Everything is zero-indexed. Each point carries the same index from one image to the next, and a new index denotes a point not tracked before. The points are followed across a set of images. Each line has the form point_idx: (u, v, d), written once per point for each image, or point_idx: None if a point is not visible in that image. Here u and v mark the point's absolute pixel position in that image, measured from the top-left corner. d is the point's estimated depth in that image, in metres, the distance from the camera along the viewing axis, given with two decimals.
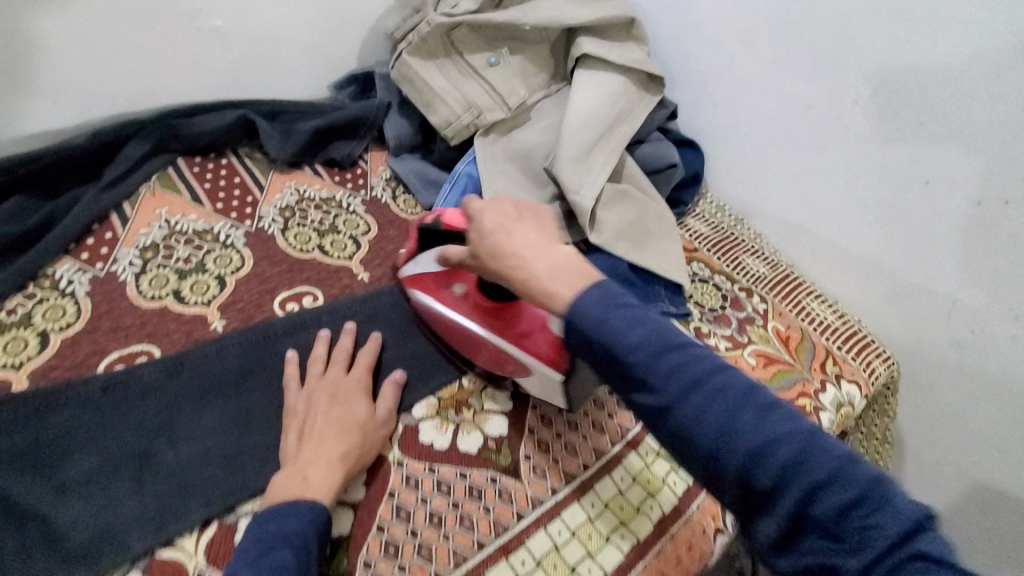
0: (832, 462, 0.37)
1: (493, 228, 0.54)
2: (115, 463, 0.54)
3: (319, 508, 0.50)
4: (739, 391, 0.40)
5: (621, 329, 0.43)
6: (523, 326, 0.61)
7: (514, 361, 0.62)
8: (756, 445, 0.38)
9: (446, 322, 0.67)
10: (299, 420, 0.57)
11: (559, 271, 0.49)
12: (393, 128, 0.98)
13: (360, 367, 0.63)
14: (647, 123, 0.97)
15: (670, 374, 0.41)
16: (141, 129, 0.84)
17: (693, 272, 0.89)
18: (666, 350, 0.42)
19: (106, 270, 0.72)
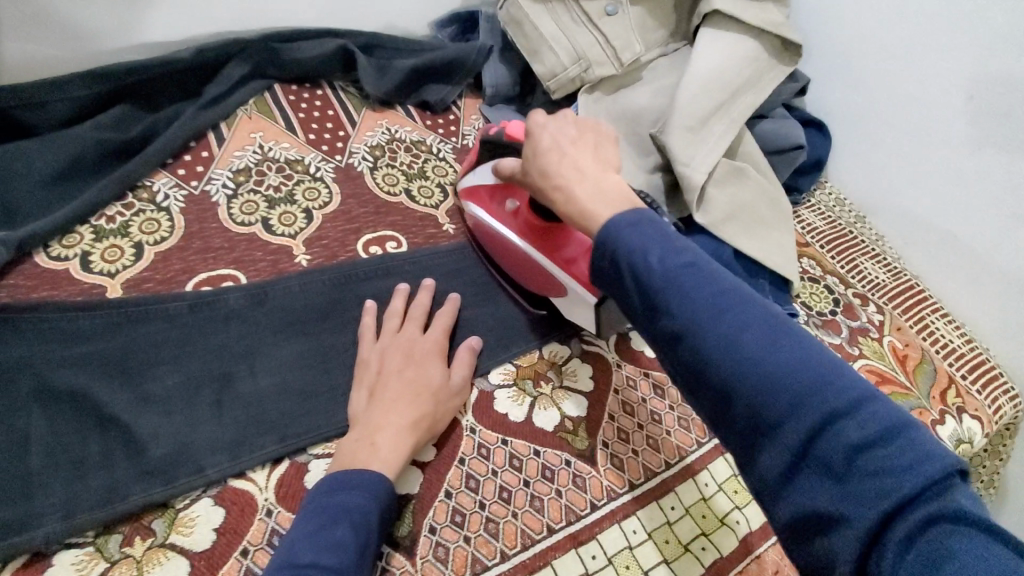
0: (874, 416, 0.33)
1: (548, 145, 0.53)
2: (197, 384, 0.54)
3: (386, 482, 0.47)
4: (780, 334, 0.37)
5: (659, 257, 0.40)
6: (568, 251, 0.59)
7: (556, 284, 0.62)
8: (773, 372, 0.35)
9: (491, 234, 0.66)
10: (372, 374, 0.55)
11: (604, 197, 0.47)
12: (492, 75, 0.93)
13: (438, 328, 0.59)
14: (772, 98, 0.87)
15: (692, 298, 0.38)
16: (244, 50, 0.83)
17: (803, 268, 0.80)
18: (700, 278, 0.39)
19: (200, 189, 0.71)
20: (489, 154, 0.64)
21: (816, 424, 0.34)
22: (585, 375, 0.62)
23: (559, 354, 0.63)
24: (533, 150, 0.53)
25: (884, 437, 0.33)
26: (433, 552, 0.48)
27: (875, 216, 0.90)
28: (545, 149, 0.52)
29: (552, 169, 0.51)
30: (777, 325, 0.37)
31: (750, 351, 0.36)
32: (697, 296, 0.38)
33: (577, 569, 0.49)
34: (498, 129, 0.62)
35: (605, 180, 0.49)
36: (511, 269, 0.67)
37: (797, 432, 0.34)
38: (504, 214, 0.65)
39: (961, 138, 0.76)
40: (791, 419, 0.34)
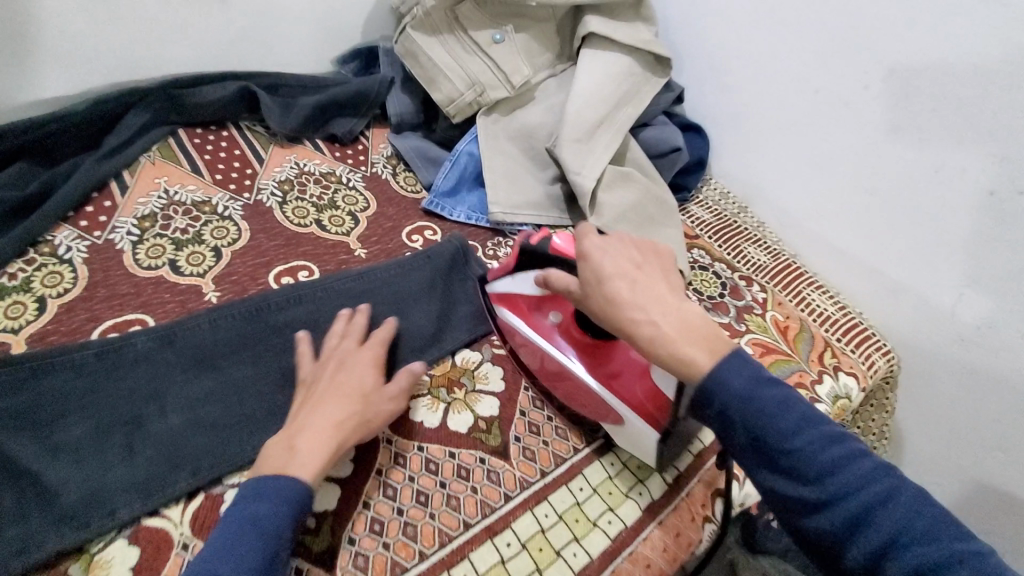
0: (927, 516, 0.43)
1: (612, 271, 0.54)
2: (107, 428, 0.55)
3: (298, 486, 0.49)
4: (847, 448, 0.45)
5: (747, 388, 0.47)
6: (613, 366, 0.60)
7: (602, 407, 0.60)
8: (834, 496, 0.44)
9: (531, 348, 0.65)
10: (307, 387, 0.58)
11: (687, 336, 0.50)
12: (395, 104, 0.97)
13: (374, 341, 0.63)
14: (652, 107, 0.95)
15: (796, 427, 0.46)
16: (143, 98, 0.84)
17: (692, 258, 0.88)
18: (785, 407, 0.46)
19: (104, 238, 0.72)
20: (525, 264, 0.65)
21: (855, 522, 0.43)
22: (496, 378, 0.67)
23: (471, 361, 0.68)
24: (589, 278, 0.55)
25: (887, 518, 0.43)
26: (354, 561, 0.51)
27: (757, 205, 0.99)
28: (607, 278, 0.54)
29: (622, 307, 0.53)
30: (837, 434, 0.46)
31: (816, 467, 0.45)
32: (798, 425, 0.46)
33: (493, 557, 0.53)
34: (541, 238, 0.63)
35: (633, 306, 0.52)
36: (544, 379, 0.65)
37: (843, 524, 0.43)
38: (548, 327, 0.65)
39: (807, 121, 0.87)
40: (854, 518, 0.43)
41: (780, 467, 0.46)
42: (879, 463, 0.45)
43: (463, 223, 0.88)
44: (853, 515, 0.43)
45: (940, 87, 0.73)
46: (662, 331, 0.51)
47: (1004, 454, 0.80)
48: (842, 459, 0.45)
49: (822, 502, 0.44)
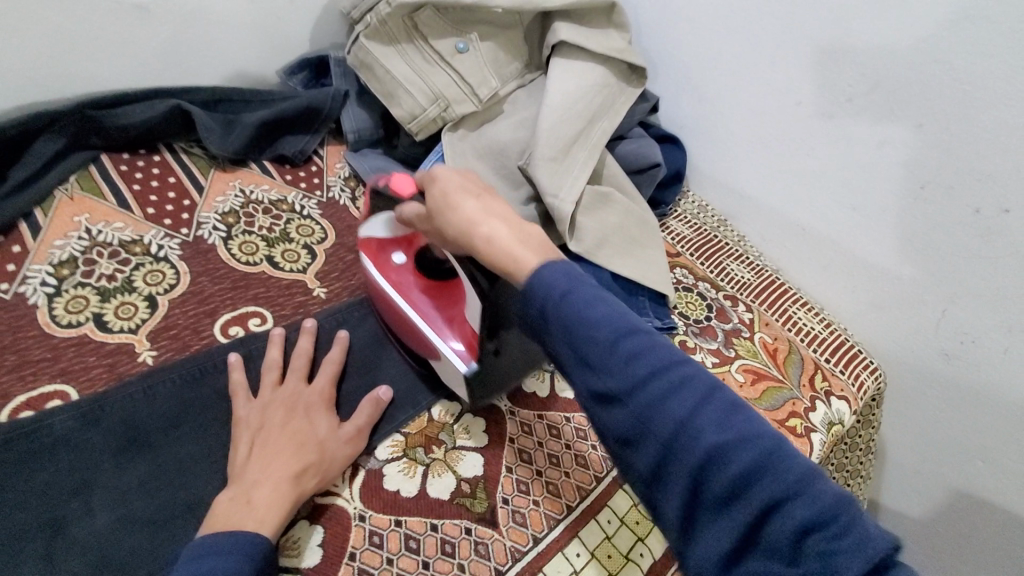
0: (790, 471, 0.37)
1: (448, 194, 0.52)
2: (22, 535, 0.46)
3: (259, 541, 0.45)
4: (695, 387, 0.40)
5: (611, 333, 0.41)
6: (451, 310, 0.61)
7: (424, 345, 0.60)
8: (642, 413, 0.40)
9: (379, 291, 0.64)
10: (252, 431, 0.53)
11: (539, 249, 0.47)
12: (351, 120, 0.89)
13: (323, 377, 0.59)
14: (628, 119, 0.91)
15: (647, 365, 0.40)
16: (54, 122, 0.73)
17: (676, 279, 0.84)
18: (637, 348, 0.41)
19: (13, 292, 0.62)
20: (387, 204, 0.64)
21: (694, 446, 0.38)
22: (478, 430, 0.60)
23: (449, 413, 0.61)
24: (438, 199, 0.53)
25: (737, 445, 0.38)
26: None
27: (737, 219, 0.96)
28: (449, 197, 0.52)
29: (465, 219, 0.51)
30: (687, 374, 0.40)
31: (693, 425, 0.39)
32: (652, 372, 0.40)
33: None
34: (385, 182, 0.62)
35: (486, 232, 0.50)
36: (394, 325, 0.64)
37: (660, 430, 0.39)
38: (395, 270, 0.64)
39: (790, 136, 0.84)
40: (710, 466, 0.38)
41: (593, 365, 0.41)
42: (743, 413, 0.39)
43: None
44: (721, 480, 0.38)
45: (924, 105, 0.71)
46: (494, 239, 0.49)
47: (986, 465, 0.79)
48: (655, 367, 0.40)
49: (670, 453, 0.39)
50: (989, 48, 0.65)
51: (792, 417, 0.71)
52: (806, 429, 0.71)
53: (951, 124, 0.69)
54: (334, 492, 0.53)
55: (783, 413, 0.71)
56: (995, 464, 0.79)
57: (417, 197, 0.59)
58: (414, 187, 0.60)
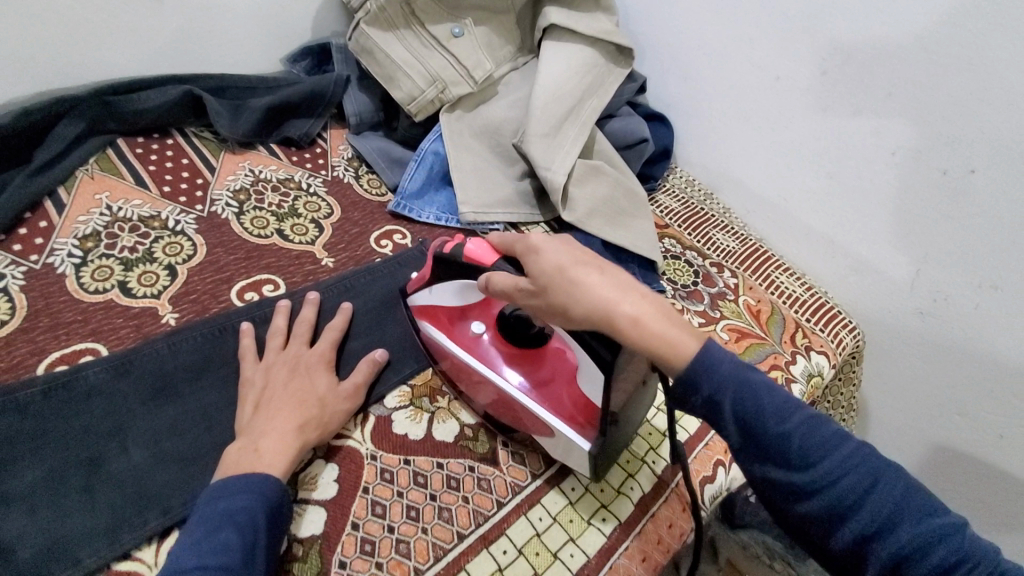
0: (934, 519, 0.40)
1: (569, 261, 0.48)
2: (62, 473, 0.51)
3: (271, 481, 0.48)
4: (844, 445, 0.42)
5: (760, 405, 0.43)
6: (545, 374, 0.57)
7: (531, 421, 0.56)
8: (831, 496, 0.40)
9: (452, 361, 0.61)
10: (257, 390, 0.56)
11: (666, 323, 0.46)
12: (352, 104, 0.93)
13: (324, 342, 0.62)
14: (616, 98, 0.95)
15: (816, 436, 0.42)
16: (75, 107, 0.78)
17: (664, 248, 0.88)
18: (795, 414, 0.43)
19: (42, 262, 0.66)
20: (445, 271, 0.60)
21: (876, 522, 0.40)
22: None
23: None
24: (543, 272, 0.48)
25: (904, 511, 0.40)
26: None
27: (722, 192, 1.00)
28: (564, 269, 0.47)
29: (578, 289, 0.47)
30: (844, 445, 0.42)
31: (797, 447, 0.42)
32: (805, 444, 0.41)
33: (489, 567, 0.52)
34: (455, 247, 0.58)
35: (620, 305, 0.46)
36: (468, 388, 0.61)
37: (833, 505, 0.40)
38: (471, 338, 0.61)
39: (771, 110, 0.88)
40: (885, 535, 0.39)
41: (769, 454, 0.42)
42: (892, 473, 0.41)
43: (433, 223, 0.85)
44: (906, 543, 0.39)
45: (892, 75, 0.75)
46: (624, 317, 0.46)
47: (960, 416, 0.84)
48: (825, 445, 0.42)
49: (841, 522, 0.40)
50: (951, 18, 0.70)
51: (773, 370, 0.76)
52: (786, 380, 0.75)
53: (912, 90, 0.74)
54: (346, 436, 0.58)
55: (765, 366, 0.76)
56: (968, 415, 0.83)
57: (499, 262, 0.55)
58: (493, 253, 0.55)
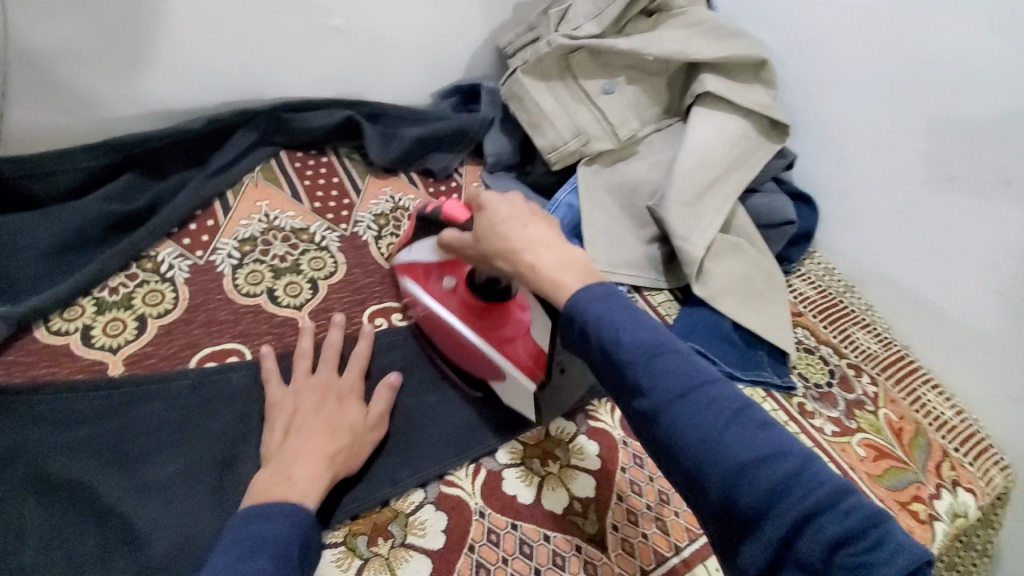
0: (793, 461, 0.38)
1: (506, 216, 0.53)
2: (198, 470, 0.53)
3: (303, 511, 0.46)
4: (703, 382, 0.41)
5: (645, 347, 0.43)
6: (507, 331, 0.62)
7: (490, 366, 0.62)
8: (788, 507, 0.37)
9: (431, 316, 0.66)
10: (287, 413, 0.55)
11: (585, 268, 0.49)
12: (493, 145, 0.96)
13: (353, 372, 0.61)
14: (763, 172, 0.91)
15: (667, 376, 0.41)
16: (251, 120, 0.84)
17: (797, 338, 0.82)
18: (658, 348, 0.43)
19: (205, 259, 0.71)
20: (428, 231, 0.66)
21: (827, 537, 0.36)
22: (590, 452, 0.62)
23: (564, 431, 0.63)
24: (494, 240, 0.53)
25: (853, 531, 0.35)
26: None
27: (866, 287, 0.92)
28: (497, 223, 0.53)
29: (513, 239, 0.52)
30: (785, 449, 0.39)
31: (745, 464, 0.38)
32: (676, 385, 0.41)
33: None
34: (435, 207, 0.64)
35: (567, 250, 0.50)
36: (453, 355, 0.65)
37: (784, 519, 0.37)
38: (444, 293, 0.66)
39: (939, 210, 0.81)
40: (747, 485, 0.38)
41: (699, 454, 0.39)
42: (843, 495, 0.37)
43: None
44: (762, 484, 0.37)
45: None
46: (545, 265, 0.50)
47: None
48: (772, 452, 0.38)
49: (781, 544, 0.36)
50: None
51: (914, 502, 0.67)
52: (928, 516, 0.66)
53: None
54: (456, 485, 0.58)
55: (905, 496, 0.67)
56: None
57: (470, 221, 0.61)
58: (466, 211, 0.61)
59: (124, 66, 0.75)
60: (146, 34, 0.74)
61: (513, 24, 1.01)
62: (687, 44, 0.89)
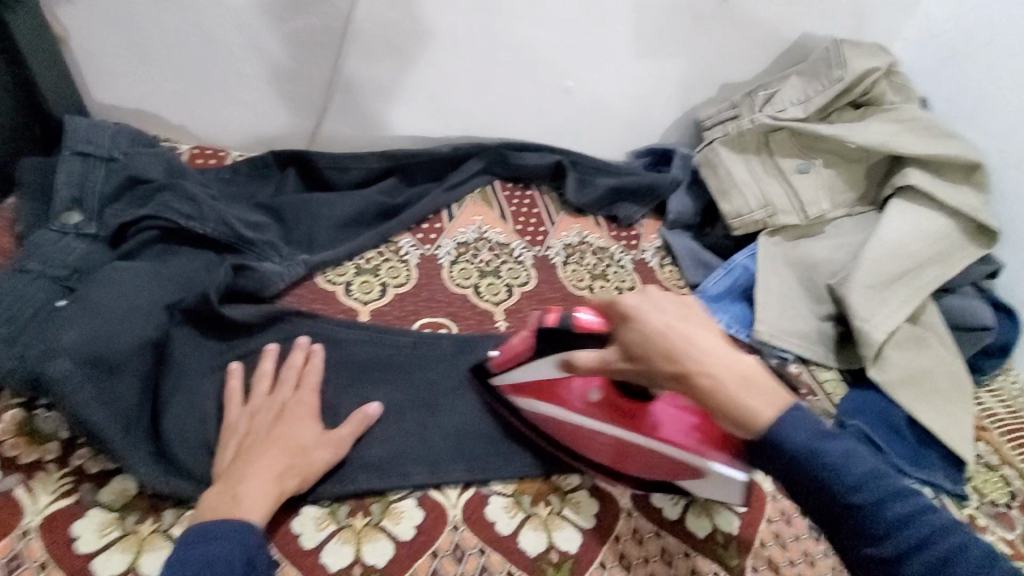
0: (892, 480, 0.43)
1: None
2: (405, 405, 0.66)
3: (247, 526, 0.47)
4: (935, 523, 0.41)
5: (811, 442, 0.44)
6: (655, 419, 0.62)
7: (683, 467, 0.60)
8: (861, 483, 0.42)
9: (592, 436, 0.63)
10: (238, 437, 0.56)
11: (746, 387, 0.47)
12: (676, 204, 1.04)
13: (310, 390, 0.61)
14: (963, 275, 0.88)
15: (865, 488, 0.42)
16: (481, 151, 1.01)
17: (977, 451, 0.78)
18: (808, 417, 0.46)
19: (432, 251, 0.87)
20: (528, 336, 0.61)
21: (869, 497, 0.42)
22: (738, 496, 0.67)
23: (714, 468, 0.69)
24: None
25: (894, 495, 0.42)
26: None
27: None
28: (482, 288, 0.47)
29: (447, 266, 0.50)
30: (843, 438, 0.45)
31: (805, 443, 0.44)
32: (809, 440, 0.44)
33: None
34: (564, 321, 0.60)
35: None
36: (604, 459, 0.63)
37: (833, 480, 0.43)
38: (579, 403, 0.64)
39: None
40: (806, 453, 0.44)
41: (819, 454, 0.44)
42: (864, 459, 0.44)
43: (722, 329, 0.88)
44: (890, 510, 0.42)
45: None
46: None
47: None
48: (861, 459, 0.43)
49: (861, 506, 0.42)
50: None
51: None
52: None
53: None
54: (610, 483, 0.65)
55: None
56: None
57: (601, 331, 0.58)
58: (601, 319, 0.59)
59: (403, 99, 0.96)
60: (422, 84, 0.95)
61: (716, 100, 1.10)
62: (894, 136, 0.91)
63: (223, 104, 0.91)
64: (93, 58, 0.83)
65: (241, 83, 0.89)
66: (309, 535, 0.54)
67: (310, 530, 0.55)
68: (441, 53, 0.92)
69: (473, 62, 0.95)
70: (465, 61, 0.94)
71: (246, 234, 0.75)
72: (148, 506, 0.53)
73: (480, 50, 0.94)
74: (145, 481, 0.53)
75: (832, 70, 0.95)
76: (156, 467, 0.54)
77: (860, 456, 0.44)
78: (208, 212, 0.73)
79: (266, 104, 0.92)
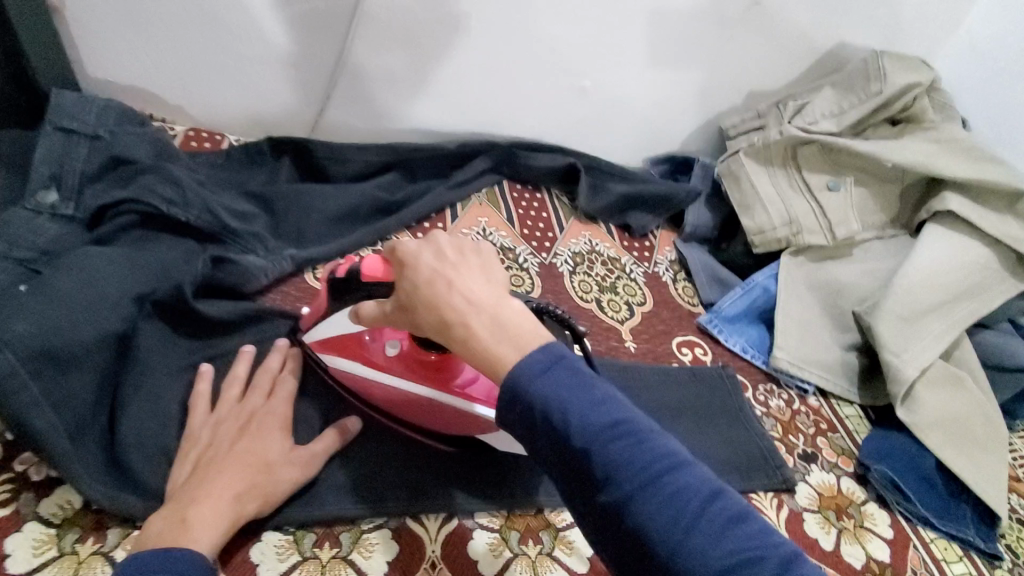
0: (648, 445, 0.38)
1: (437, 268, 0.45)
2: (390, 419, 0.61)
3: (191, 556, 0.42)
4: (693, 493, 0.37)
5: (603, 429, 0.38)
6: (462, 377, 0.59)
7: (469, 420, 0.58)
8: (644, 473, 0.37)
9: (387, 390, 0.59)
10: (200, 449, 0.51)
11: (527, 346, 0.40)
12: (693, 216, 0.98)
13: (285, 399, 0.56)
14: (1001, 311, 0.81)
15: (646, 471, 0.37)
16: (490, 150, 0.95)
17: (1011, 504, 0.72)
18: (595, 390, 0.40)
19: None
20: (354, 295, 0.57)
21: (641, 485, 0.36)
22: None
23: None
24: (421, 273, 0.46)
25: (657, 475, 0.37)
26: None
27: None
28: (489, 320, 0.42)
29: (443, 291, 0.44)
30: (621, 411, 0.39)
31: (582, 425, 0.38)
32: (602, 432, 0.38)
33: None
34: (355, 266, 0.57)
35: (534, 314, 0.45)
36: (421, 422, 0.59)
37: (613, 473, 0.37)
38: (384, 360, 0.60)
39: None
40: (596, 446, 0.38)
41: (576, 435, 0.38)
42: (645, 436, 0.39)
43: (737, 353, 0.82)
44: (655, 498, 0.36)
45: None
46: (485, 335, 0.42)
47: None
48: (613, 419, 0.39)
49: (622, 492, 0.37)
50: None
51: None
52: None
53: None
54: None
55: None
56: None
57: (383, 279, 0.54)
58: (385, 266, 0.54)
59: (409, 90, 0.91)
60: (430, 75, 0.90)
61: (742, 109, 1.04)
62: (933, 157, 0.84)
63: (220, 86, 0.86)
64: (84, 30, 0.78)
65: (237, 63, 0.84)
66: (268, 566, 0.49)
67: (271, 560, 0.49)
68: (452, 43, 0.87)
69: (485, 55, 0.89)
70: (477, 53, 0.89)
71: (231, 225, 0.70)
72: (92, 523, 0.48)
73: (493, 42, 0.88)
74: (89, 495, 0.48)
75: (869, 83, 0.89)
76: (106, 478, 0.49)
77: (658, 446, 0.38)
78: (192, 198, 0.68)
79: (264, 87, 0.87)
